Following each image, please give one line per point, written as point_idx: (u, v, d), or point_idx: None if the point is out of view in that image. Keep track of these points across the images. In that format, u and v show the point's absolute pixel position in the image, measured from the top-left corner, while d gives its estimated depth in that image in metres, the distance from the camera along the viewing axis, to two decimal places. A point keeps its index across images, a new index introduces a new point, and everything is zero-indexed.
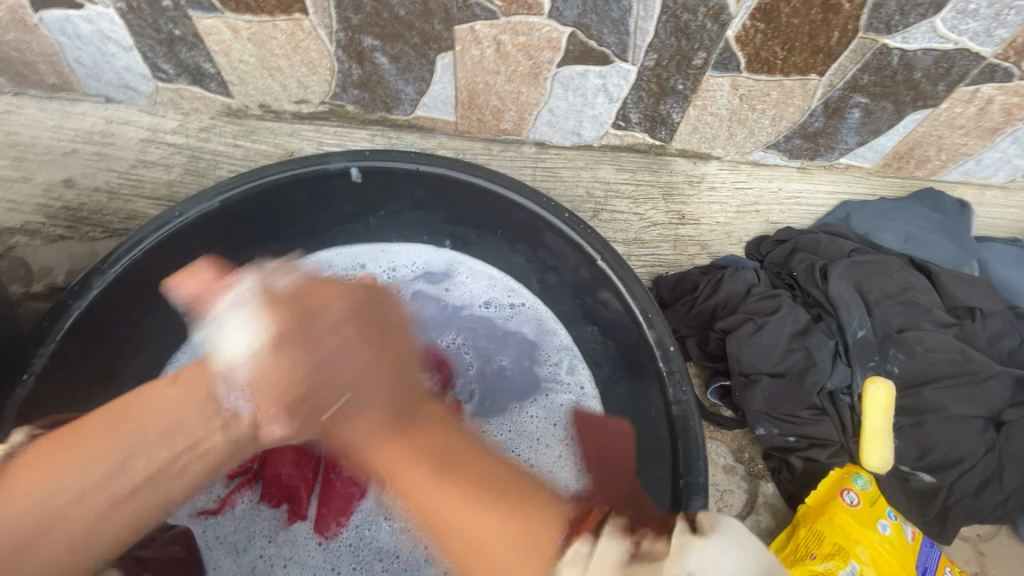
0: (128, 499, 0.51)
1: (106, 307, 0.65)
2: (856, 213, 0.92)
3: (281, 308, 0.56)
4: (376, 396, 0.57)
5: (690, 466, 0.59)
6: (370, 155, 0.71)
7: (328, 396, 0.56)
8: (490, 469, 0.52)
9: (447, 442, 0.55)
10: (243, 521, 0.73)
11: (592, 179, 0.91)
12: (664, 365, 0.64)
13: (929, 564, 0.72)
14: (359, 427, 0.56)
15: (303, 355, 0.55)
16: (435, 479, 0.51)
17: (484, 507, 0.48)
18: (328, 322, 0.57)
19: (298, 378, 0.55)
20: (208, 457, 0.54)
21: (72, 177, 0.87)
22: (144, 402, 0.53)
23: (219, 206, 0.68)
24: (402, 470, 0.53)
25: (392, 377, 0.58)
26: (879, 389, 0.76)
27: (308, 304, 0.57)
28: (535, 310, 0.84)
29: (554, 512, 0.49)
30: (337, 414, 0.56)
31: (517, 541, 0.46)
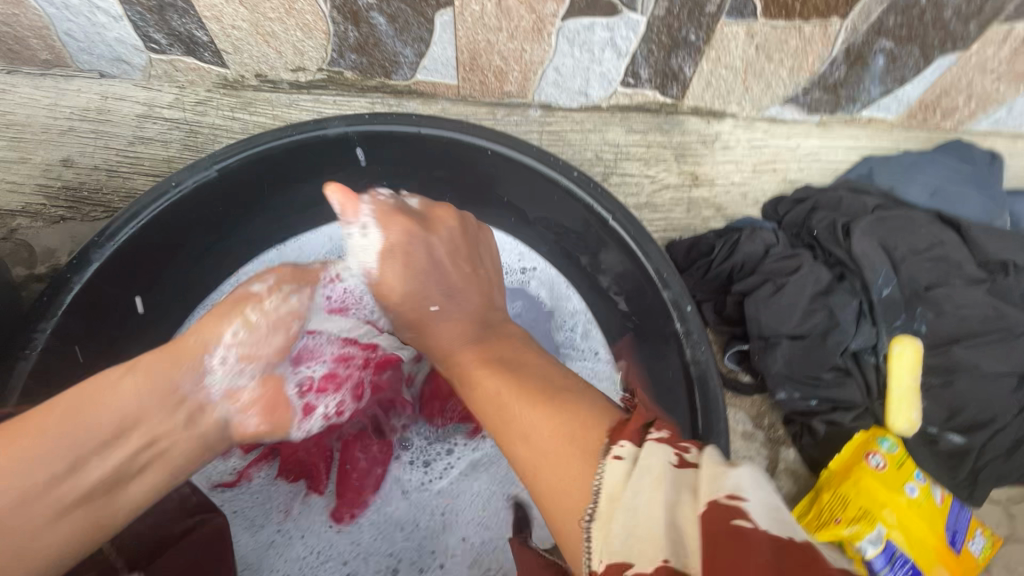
0: (78, 504, 0.47)
1: (107, 282, 0.64)
2: (879, 168, 0.88)
3: (397, 217, 0.61)
4: (468, 306, 0.60)
5: (712, 428, 0.57)
6: (368, 118, 0.68)
7: (427, 296, 0.59)
8: (544, 373, 0.49)
9: (516, 353, 0.52)
10: (259, 496, 0.72)
11: (600, 142, 0.88)
12: (682, 326, 0.62)
13: (958, 526, 0.71)
14: (450, 325, 0.57)
15: (413, 256, 0.60)
16: (505, 383, 0.47)
17: (540, 411, 0.43)
18: (439, 240, 0.62)
19: (403, 285, 0.60)
20: (172, 454, 0.52)
21: (70, 156, 0.86)
22: (100, 391, 0.49)
23: (215, 175, 0.66)
24: (483, 376, 0.50)
25: (477, 291, 0.61)
26: (906, 348, 0.74)
27: (428, 221, 0.63)
28: (548, 276, 0.81)
29: (599, 411, 0.42)
30: (440, 310, 0.59)
31: (564, 438, 0.40)
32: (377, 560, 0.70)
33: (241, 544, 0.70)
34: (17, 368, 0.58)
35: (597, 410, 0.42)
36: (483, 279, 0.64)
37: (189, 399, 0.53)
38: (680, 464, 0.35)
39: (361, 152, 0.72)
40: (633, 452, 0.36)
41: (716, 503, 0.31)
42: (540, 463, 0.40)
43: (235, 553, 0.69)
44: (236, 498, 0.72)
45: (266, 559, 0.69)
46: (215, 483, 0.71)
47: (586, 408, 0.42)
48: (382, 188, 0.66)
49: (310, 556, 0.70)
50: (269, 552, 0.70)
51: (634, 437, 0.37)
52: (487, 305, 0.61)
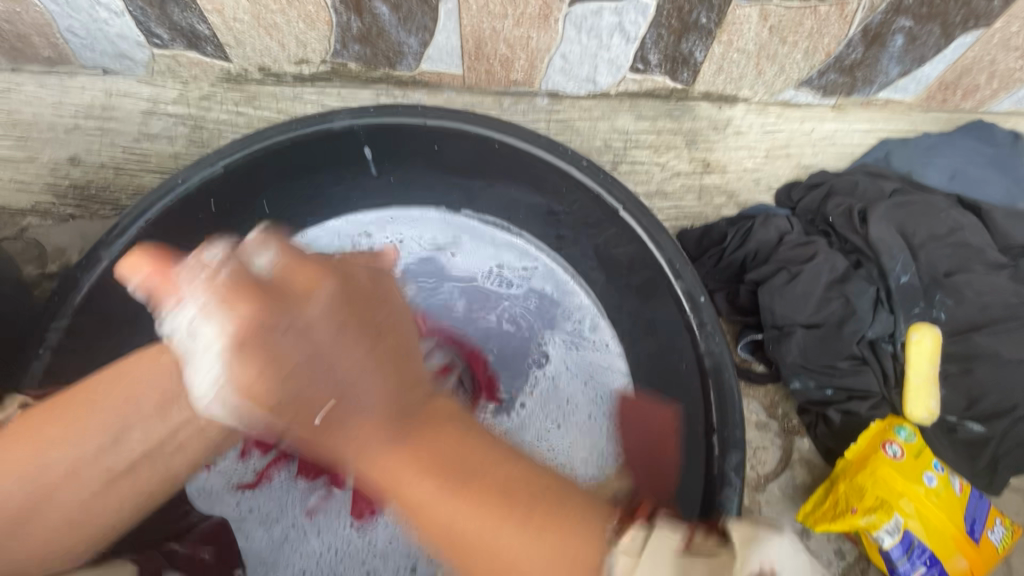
0: (123, 477, 0.47)
1: (116, 280, 0.64)
2: (896, 151, 0.86)
3: (248, 293, 0.42)
4: (381, 395, 0.42)
5: (726, 420, 0.57)
6: (375, 112, 0.67)
7: (317, 399, 0.41)
8: (504, 477, 0.39)
9: (455, 444, 0.41)
10: (280, 494, 0.72)
11: (609, 130, 0.87)
12: (695, 317, 0.61)
13: (978, 516, 0.69)
14: (355, 439, 0.41)
15: (281, 354, 0.41)
16: (448, 494, 0.38)
17: (514, 523, 0.37)
18: (314, 313, 0.43)
19: (284, 380, 0.41)
20: (209, 432, 0.51)
21: (76, 154, 0.86)
22: (140, 364, 0.50)
23: (221, 172, 0.65)
24: (402, 479, 0.39)
25: (392, 373, 0.43)
26: (924, 336, 0.72)
27: (337, 267, 0.48)
28: (551, 269, 0.81)
29: (589, 517, 0.38)
30: (333, 417, 0.41)
31: (553, 556, 0.36)
32: (391, 554, 0.69)
33: (257, 541, 0.70)
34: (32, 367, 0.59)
35: (588, 512, 0.39)
36: (398, 342, 0.46)
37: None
38: (694, 545, 0.38)
39: (369, 150, 0.72)
40: (644, 537, 0.37)
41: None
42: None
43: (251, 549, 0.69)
44: (256, 498, 0.71)
45: (282, 553, 0.69)
46: (236, 484, 0.71)
47: (584, 517, 0.38)
48: (219, 243, 0.47)
49: (326, 550, 0.70)
50: (285, 547, 0.70)
51: (644, 522, 0.39)
52: (410, 382, 0.44)
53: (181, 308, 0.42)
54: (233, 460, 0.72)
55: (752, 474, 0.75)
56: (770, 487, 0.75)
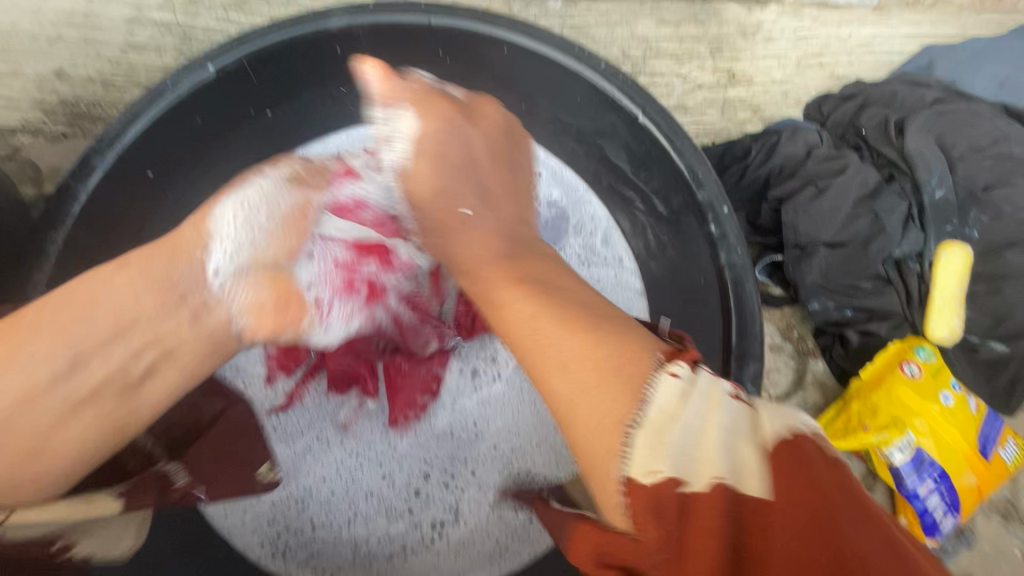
0: (86, 404, 0.46)
1: (112, 192, 0.61)
2: (941, 58, 0.79)
3: (433, 113, 0.56)
4: (496, 221, 0.51)
5: (745, 332, 0.55)
6: (375, 7, 0.62)
7: (458, 195, 0.53)
8: (589, 299, 0.41)
9: (549, 273, 0.44)
10: (313, 410, 0.71)
11: (628, 37, 0.80)
12: (716, 228, 0.58)
13: (991, 434, 0.69)
14: (473, 239, 0.49)
15: (448, 152, 0.55)
16: (542, 308, 0.39)
17: (580, 330, 0.37)
18: (480, 130, 0.58)
19: (434, 177, 0.54)
20: (180, 356, 0.50)
21: (61, 68, 0.81)
22: (90, 288, 0.47)
23: (210, 73, 0.61)
24: (501, 291, 0.42)
25: (511, 198, 0.56)
26: (955, 255, 0.69)
27: (473, 110, 0.59)
28: (554, 173, 0.72)
29: (637, 352, 0.36)
30: (473, 214, 0.51)
31: (603, 373, 0.34)
32: (411, 464, 0.70)
33: (278, 454, 0.69)
34: (35, 279, 0.57)
35: (635, 346, 0.36)
36: (518, 184, 0.58)
37: (192, 295, 0.51)
38: (736, 395, 0.35)
39: None
40: (690, 377, 0.34)
41: (794, 439, 0.32)
42: (579, 414, 0.34)
43: None
44: (290, 419, 0.70)
45: (304, 463, 0.69)
46: (270, 409, 0.70)
47: (633, 348, 0.36)
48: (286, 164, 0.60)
49: (348, 459, 0.70)
50: (307, 458, 0.69)
51: (691, 362, 0.36)
52: (515, 219, 0.53)
53: (378, 111, 0.57)
54: (261, 384, 0.70)
55: (763, 395, 0.74)
56: (781, 408, 0.74)
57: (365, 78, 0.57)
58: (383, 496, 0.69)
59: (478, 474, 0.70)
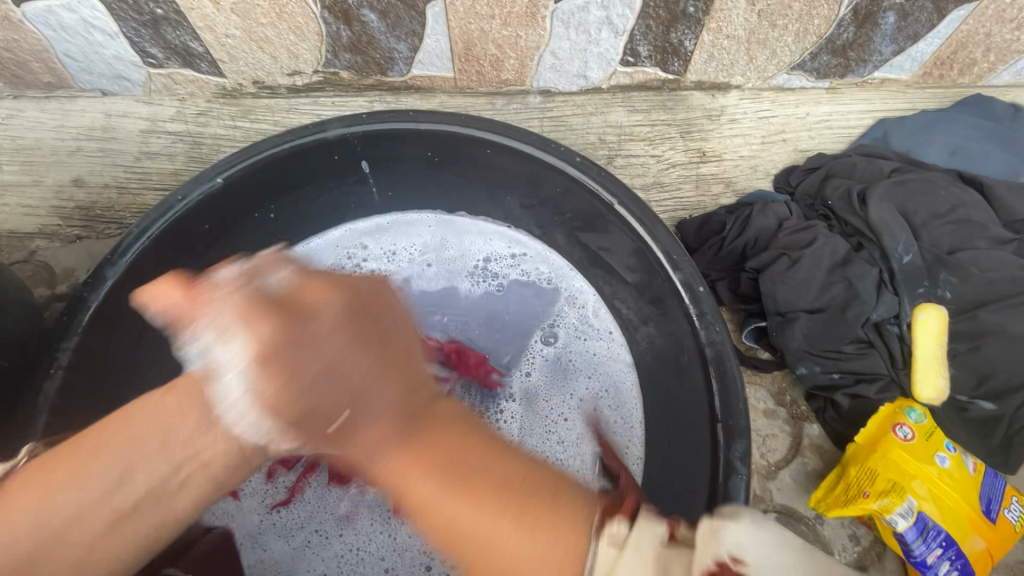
0: (129, 517, 0.47)
1: (122, 296, 0.65)
2: (894, 130, 0.86)
3: (264, 313, 0.46)
4: (386, 401, 0.48)
5: (729, 408, 0.56)
6: (368, 118, 0.68)
7: (329, 408, 0.46)
8: (509, 469, 0.44)
9: (465, 447, 0.46)
10: (314, 504, 0.71)
11: (603, 124, 0.86)
12: (694, 306, 0.61)
13: (994, 495, 0.68)
14: (371, 436, 0.47)
15: (305, 362, 0.46)
16: (445, 492, 0.43)
17: (508, 517, 0.41)
18: (327, 321, 0.48)
19: (297, 392, 0.45)
20: (213, 469, 0.49)
21: (79, 177, 0.87)
22: (142, 406, 0.49)
23: (219, 184, 0.66)
24: (412, 484, 0.44)
25: (397, 381, 0.49)
26: (930, 316, 0.72)
27: (297, 303, 0.48)
28: (542, 256, 0.82)
29: (573, 510, 0.43)
30: (345, 425, 0.47)
31: (542, 551, 0.40)
32: (410, 553, 0.69)
33: (277, 552, 0.69)
34: (44, 387, 0.60)
35: (576, 511, 0.43)
36: (398, 350, 0.51)
37: (223, 415, 0.48)
38: (670, 539, 0.42)
39: (366, 164, 0.74)
40: (624, 534, 0.41)
41: (716, 568, 0.39)
42: (522, 575, 0.40)
43: (272, 560, 0.69)
44: (291, 514, 0.71)
45: (303, 557, 0.69)
46: (271, 505, 0.71)
47: (569, 522, 0.42)
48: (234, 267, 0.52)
49: (348, 552, 0.69)
50: (306, 552, 0.69)
51: (625, 520, 0.42)
52: (408, 388, 0.49)
53: (206, 336, 0.47)
54: (262, 481, 0.71)
55: (761, 462, 0.74)
56: (781, 475, 0.74)
57: (154, 311, 0.49)
58: None
59: None
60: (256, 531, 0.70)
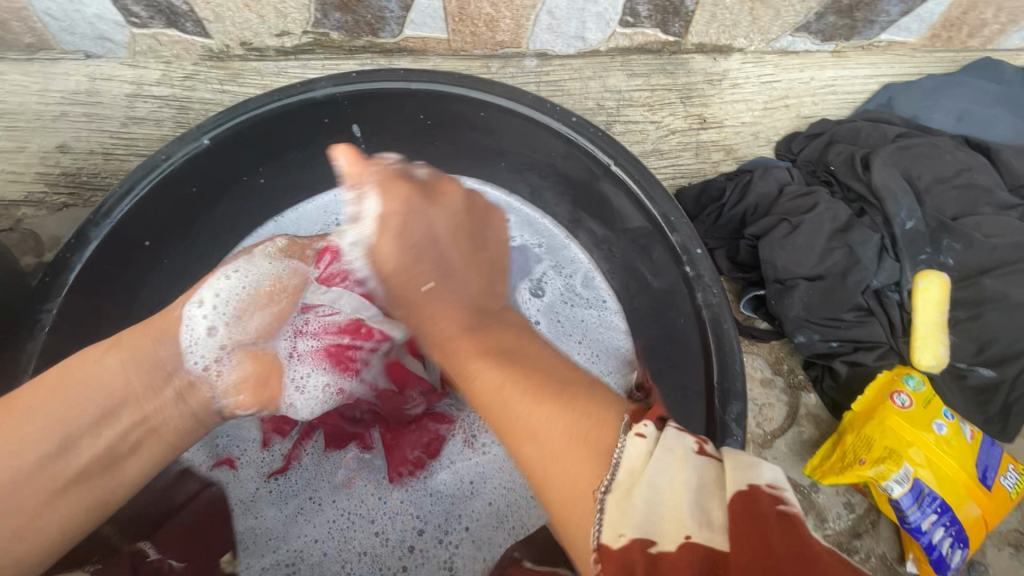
0: (75, 482, 0.48)
1: (107, 259, 0.63)
2: (900, 95, 0.83)
3: (399, 186, 0.54)
4: (466, 289, 0.52)
5: (726, 371, 0.56)
6: (357, 77, 0.65)
7: (424, 271, 0.51)
8: (551, 367, 0.44)
9: (515, 344, 0.48)
10: (310, 472, 0.71)
11: (601, 89, 0.84)
12: (691, 269, 0.60)
13: (991, 462, 0.68)
14: (441, 310, 0.50)
15: (410, 227, 0.52)
16: (507, 370, 0.43)
17: (547, 402, 0.40)
18: (441, 211, 0.54)
19: (404, 251, 0.52)
20: (162, 433, 0.53)
21: (65, 142, 0.85)
22: (81, 370, 0.50)
23: (204, 145, 0.64)
24: (473, 365, 0.46)
25: (472, 277, 0.53)
26: (932, 282, 0.71)
27: (434, 191, 0.56)
28: (527, 220, 0.80)
29: (609, 407, 0.39)
30: (434, 292, 0.51)
31: (573, 441, 0.36)
32: (403, 519, 0.69)
33: (270, 518, 0.68)
34: (28, 349, 0.59)
35: (608, 406, 0.39)
36: (485, 260, 0.55)
37: (177, 375, 0.54)
38: (700, 451, 0.33)
39: (357, 128, 0.72)
40: (653, 436, 0.34)
41: (749, 492, 0.29)
42: (554, 454, 0.37)
43: (265, 526, 0.68)
44: (288, 482, 0.70)
45: (295, 524, 0.68)
46: (268, 473, 0.70)
47: (606, 413, 0.38)
48: (350, 148, 0.55)
49: (341, 518, 0.69)
50: (298, 520, 0.68)
51: (655, 422, 0.35)
52: (484, 291, 0.53)
53: (345, 191, 0.54)
54: (257, 450, 0.71)
55: (757, 431, 0.74)
56: (777, 443, 0.74)
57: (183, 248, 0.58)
58: (375, 554, 0.67)
59: (473, 532, 0.68)
60: (250, 498, 0.69)
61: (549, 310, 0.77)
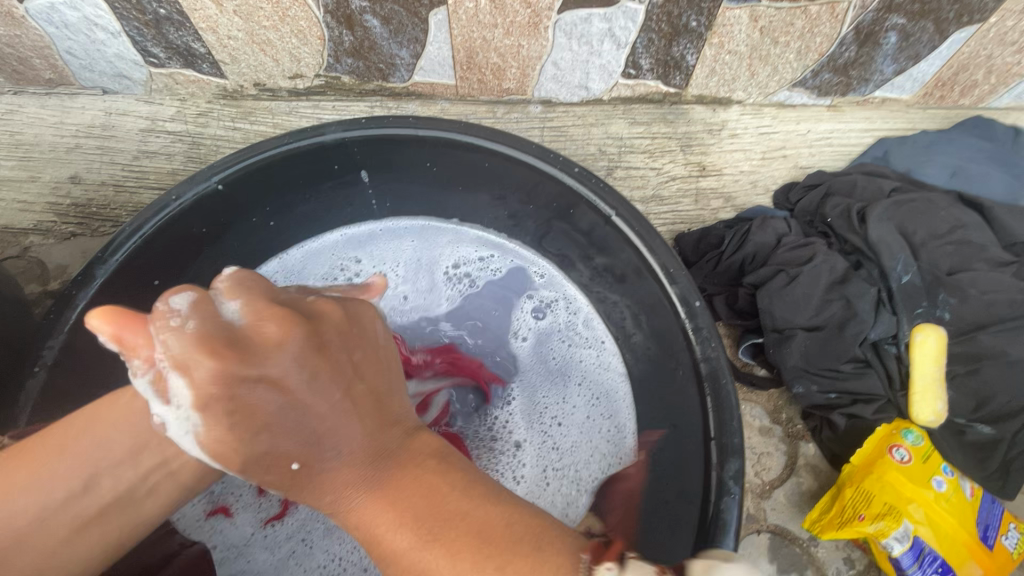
0: (92, 523, 0.46)
1: (111, 296, 0.64)
2: (895, 150, 0.85)
3: (214, 330, 0.37)
4: (354, 444, 0.40)
5: (724, 426, 0.56)
6: (367, 123, 0.67)
7: (285, 454, 0.39)
8: (483, 519, 0.38)
9: (430, 503, 0.38)
10: (307, 514, 0.70)
11: (603, 135, 0.86)
12: (690, 321, 0.60)
13: (991, 521, 0.68)
14: (390, 410, 0.44)
15: (253, 408, 0.38)
16: (427, 541, 0.37)
17: (492, 572, 0.36)
18: (297, 356, 0.39)
19: (241, 449, 0.38)
20: (184, 474, 0.47)
21: (77, 173, 0.87)
22: (109, 407, 0.46)
23: (217, 187, 0.66)
24: (382, 533, 0.38)
25: (369, 425, 0.41)
26: (928, 336, 0.72)
27: (259, 329, 0.39)
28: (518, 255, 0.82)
29: (570, 547, 0.38)
30: (309, 467, 0.39)
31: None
32: None
33: (260, 562, 0.68)
34: (27, 386, 0.59)
35: (560, 552, 0.37)
36: (360, 399, 0.41)
37: None
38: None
39: (366, 174, 0.74)
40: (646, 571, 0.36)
41: None
42: None
43: (255, 571, 0.67)
44: (287, 525, 0.69)
45: (286, 569, 0.67)
46: (266, 519, 0.69)
47: (558, 565, 0.36)
48: (226, 279, 0.41)
49: (332, 563, 0.68)
50: (291, 563, 0.68)
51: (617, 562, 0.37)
52: (379, 424, 0.42)
53: (145, 373, 0.38)
54: (253, 495, 0.70)
55: (755, 481, 0.73)
56: (775, 494, 0.73)
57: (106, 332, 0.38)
58: None
59: None
60: (244, 542, 0.68)
61: (542, 341, 0.78)
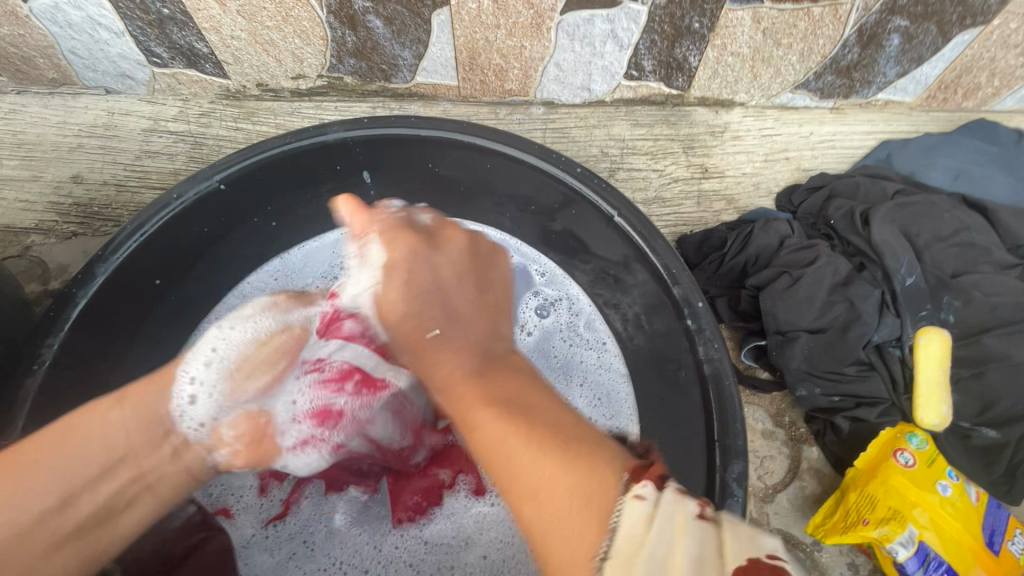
0: (70, 539, 0.48)
1: (111, 294, 0.63)
2: (898, 152, 0.85)
3: (404, 236, 0.53)
4: (469, 333, 0.46)
5: (726, 426, 0.55)
6: (369, 122, 0.67)
7: (429, 319, 0.47)
8: (553, 415, 0.38)
9: (524, 394, 0.40)
10: (309, 513, 0.69)
11: (606, 137, 0.86)
12: (693, 322, 0.60)
13: (997, 526, 0.67)
14: (445, 357, 0.44)
15: (417, 276, 0.50)
16: (502, 417, 0.37)
17: (543, 450, 0.35)
18: (447, 256, 0.52)
19: (407, 304, 0.49)
20: (158, 488, 0.53)
21: (79, 173, 0.86)
22: (84, 422, 0.49)
23: (219, 186, 0.65)
24: (474, 415, 0.39)
25: (484, 321, 0.48)
26: (933, 339, 0.71)
27: (436, 237, 0.54)
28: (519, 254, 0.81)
29: (608, 463, 0.35)
30: (438, 339, 0.45)
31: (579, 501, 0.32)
32: (394, 568, 0.67)
33: (259, 564, 0.67)
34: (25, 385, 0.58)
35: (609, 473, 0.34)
36: (490, 303, 0.51)
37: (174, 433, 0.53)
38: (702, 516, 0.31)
39: (367, 174, 0.74)
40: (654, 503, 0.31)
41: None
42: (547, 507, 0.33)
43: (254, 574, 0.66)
44: (287, 526, 0.69)
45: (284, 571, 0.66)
46: (266, 520, 0.69)
47: (602, 468, 0.34)
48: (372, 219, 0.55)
49: (332, 566, 0.67)
50: (290, 565, 0.67)
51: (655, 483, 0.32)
52: (494, 332, 0.48)
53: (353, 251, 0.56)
54: (253, 496, 0.70)
55: (758, 485, 0.72)
56: (779, 498, 0.72)
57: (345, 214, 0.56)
58: None
59: None
60: (242, 544, 0.67)
61: (545, 340, 0.77)
